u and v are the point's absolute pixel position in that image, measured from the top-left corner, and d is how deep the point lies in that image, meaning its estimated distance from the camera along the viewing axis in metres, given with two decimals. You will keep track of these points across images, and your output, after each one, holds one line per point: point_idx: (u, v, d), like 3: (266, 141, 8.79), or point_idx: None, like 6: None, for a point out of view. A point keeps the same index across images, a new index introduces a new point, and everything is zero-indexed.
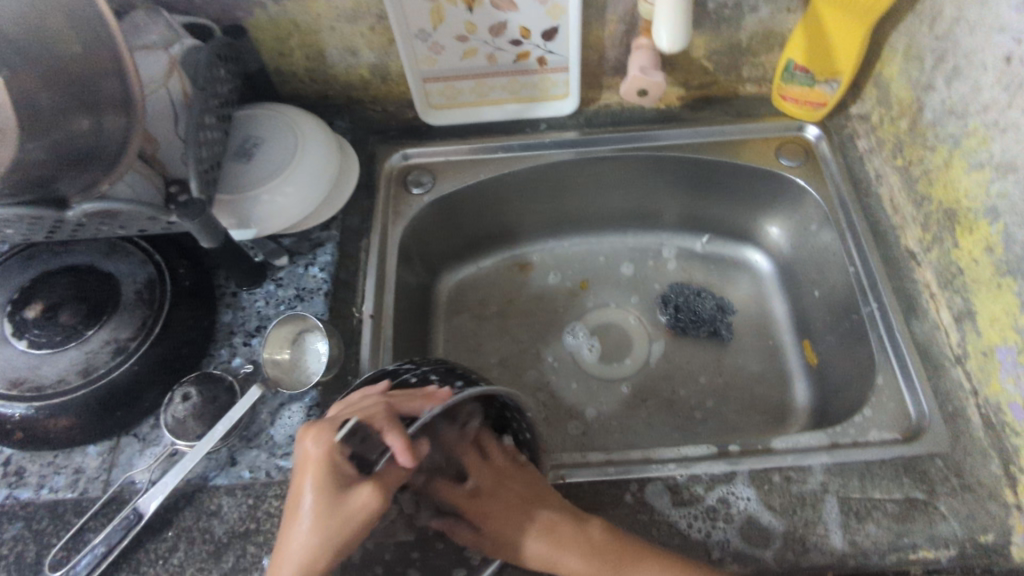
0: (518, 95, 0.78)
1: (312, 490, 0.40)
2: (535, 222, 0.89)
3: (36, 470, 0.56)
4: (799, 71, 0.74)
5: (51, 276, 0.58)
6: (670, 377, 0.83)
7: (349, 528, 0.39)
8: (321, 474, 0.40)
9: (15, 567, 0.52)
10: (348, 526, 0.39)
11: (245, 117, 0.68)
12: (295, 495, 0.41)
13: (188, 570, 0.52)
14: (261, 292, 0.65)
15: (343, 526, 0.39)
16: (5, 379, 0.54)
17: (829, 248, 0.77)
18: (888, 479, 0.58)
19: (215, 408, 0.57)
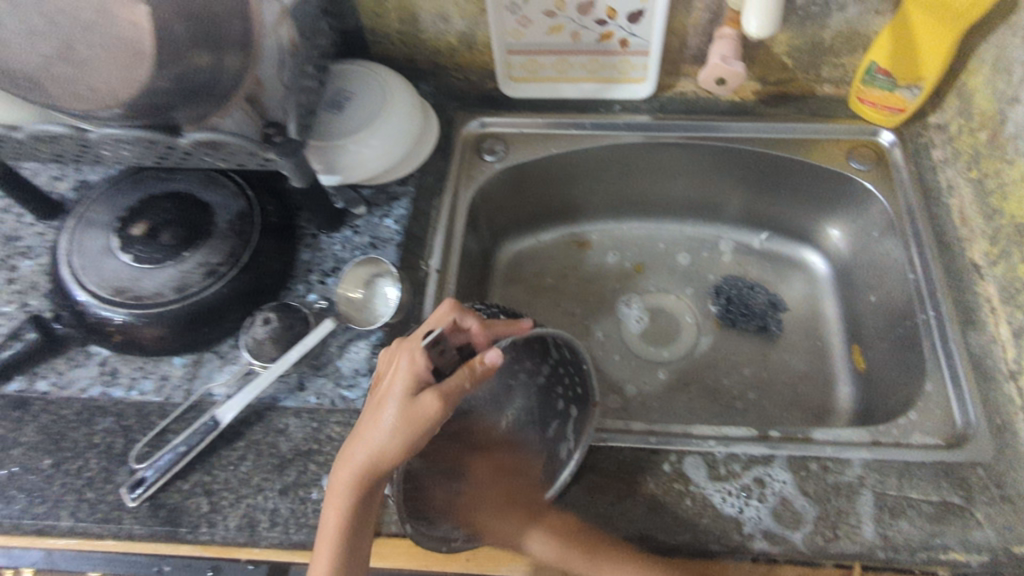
0: (596, 75, 0.81)
1: (392, 392, 0.47)
2: (597, 201, 0.91)
3: (128, 372, 0.62)
4: (881, 74, 0.74)
5: (155, 200, 0.63)
6: (714, 366, 0.84)
7: (415, 426, 0.45)
8: (406, 379, 0.47)
9: (106, 455, 0.58)
10: (415, 424, 0.46)
11: (338, 71, 0.72)
12: (380, 396, 0.48)
13: (256, 478, 0.57)
14: (339, 236, 0.70)
15: (409, 425, 0.46)
16: (110, 286, 0.59)
17: (890, 254, 0.77)
18: (926, 480, 0.59)
19: (290, 335, 0.61)
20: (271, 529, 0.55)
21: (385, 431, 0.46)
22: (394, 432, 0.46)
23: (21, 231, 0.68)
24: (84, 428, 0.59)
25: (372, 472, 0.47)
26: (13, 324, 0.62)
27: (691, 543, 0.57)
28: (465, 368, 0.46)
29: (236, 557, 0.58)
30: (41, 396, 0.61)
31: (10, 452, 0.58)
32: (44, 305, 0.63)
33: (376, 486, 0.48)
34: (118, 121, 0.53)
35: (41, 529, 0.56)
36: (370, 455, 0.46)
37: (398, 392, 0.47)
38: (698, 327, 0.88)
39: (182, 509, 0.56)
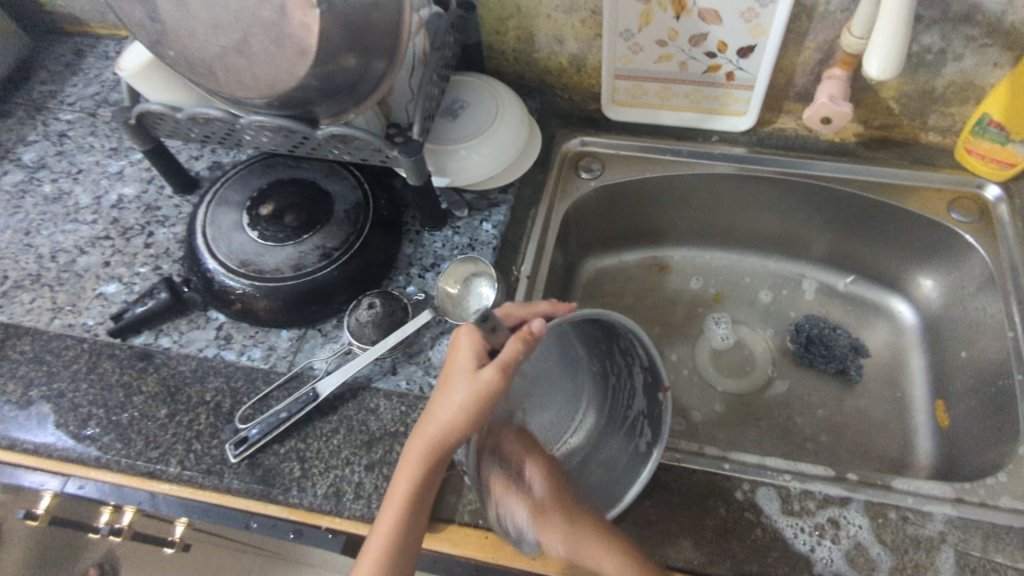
0: (698, 105, 0.83)
1: (459, 368, 0.50)
2: (683, 228, 0.93)
3: (240, 339, 0.67)
4: (993, 126, 0.73)
5: (283, 185, 0.70)
6: (788, 404, 0.83)
7: (479, 399, 0.48)
8: (468, 358, 0.50)
9: (214, 412, 0.63)
10: (478, 399, 0.48)
11: (457, 82, 0.77)
12: (448, 372, 0.51)
13: (344, 452, 0.61)
14: (440, 236, 0.74)
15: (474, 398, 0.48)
16: (237, 258, 0.65)
17: (988, 311, 0.75)
18: (1013, 546, 0.57)
19: (390, 321, 0.65)
20: (355, 501, 0.58)
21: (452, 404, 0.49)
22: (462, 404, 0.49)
23: (161, 200, 0.77)
24: (197, 384, 0.65)
25: (438, 445, 0.50)
26: (148, 284, 0.70)
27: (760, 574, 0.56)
28: (516, 340, 0.49)
29: (319, 523, 0.59)
30: (163, 350, 0.67)
31: (132, 397, 0.64)
32: (175, 271, 0.71)
33: (444, 458, 0.50)
34: (268, 108, 0.59)
35: (152, 472, 0.61)
36: (441, 428, 0.49)
37: (464, 364, 0.50)
38: (774, 363, 0.87)
39: (277, 470, 0.60)
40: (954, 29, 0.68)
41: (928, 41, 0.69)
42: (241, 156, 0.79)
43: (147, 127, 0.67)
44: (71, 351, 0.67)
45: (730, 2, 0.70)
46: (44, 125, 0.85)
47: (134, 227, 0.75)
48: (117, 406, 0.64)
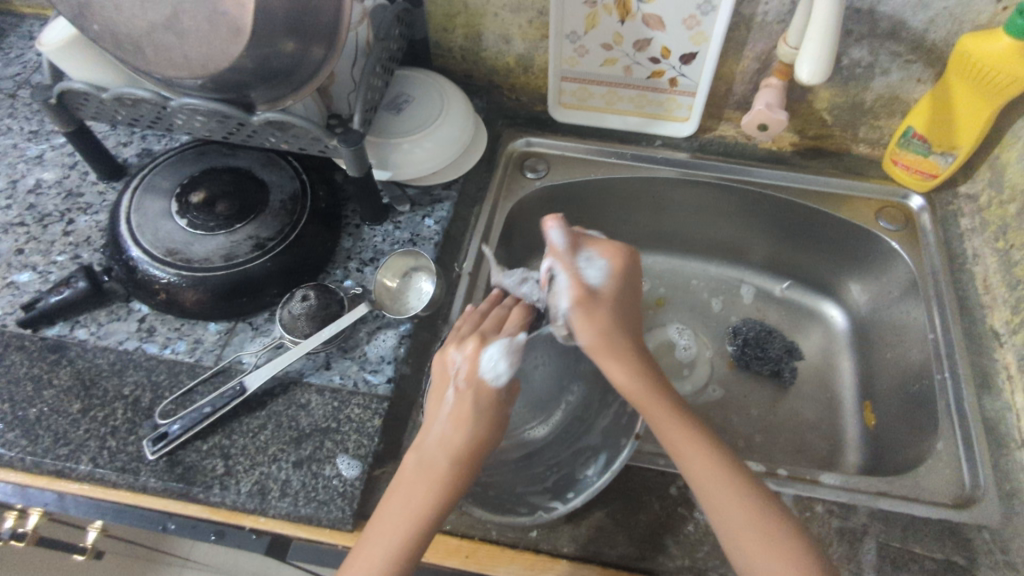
0: (642, 109, 0.84)
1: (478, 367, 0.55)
2: (626, 231, 0.94)
3: (164, 331, 0.64)
4: (916, 138, 0.77)
5: (216, 173, 0.67)
6: (726, 405, 0.85)
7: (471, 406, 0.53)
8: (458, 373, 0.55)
9: (131, 407, 0.60)
10: (478, 437, 0.52)
11: (403, 76, 0.77)
12: (433, 412, 0.54)
13: (271, 448, 0.58)
14: (381, 230, 0.72)
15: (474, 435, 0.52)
16: (164, 246, 0.62)
17: (912, 314, 0.78)
18: (931, 536, 0.59)
19: (325, 314, 0.63)
20: (281, 499, 0.56)
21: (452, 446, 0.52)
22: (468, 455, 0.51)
23: (84, 186, 0.73)
24: (115, 378, 0.61)
25: (443, 495, 0.50)
26: (65, 273, 0.66)
27: (690, 569, 0.56)
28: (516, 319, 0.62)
29: (243, 523, 0.58)
30: (79, 343, 0.63)
31: (42, 391, 0.60)
32: (96, 260, 0.68)
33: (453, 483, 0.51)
34: (199, 91, 0.56)
35: (60, 470, 0.57)
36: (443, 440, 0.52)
37: (448, 403, 0.53)
38: (711, 365, 0.88)
39: (198, 468, 0.57)
40: (881, 44, 0.70)
41: (858, 54, 0.72)
42: (173, 144, 0.76)
43: (69, 108, 0.63)
44: None
45: (673, 9, 0.71)
46: None
47: (54, 214, 0.71)
48: (23, 401, 0.60)
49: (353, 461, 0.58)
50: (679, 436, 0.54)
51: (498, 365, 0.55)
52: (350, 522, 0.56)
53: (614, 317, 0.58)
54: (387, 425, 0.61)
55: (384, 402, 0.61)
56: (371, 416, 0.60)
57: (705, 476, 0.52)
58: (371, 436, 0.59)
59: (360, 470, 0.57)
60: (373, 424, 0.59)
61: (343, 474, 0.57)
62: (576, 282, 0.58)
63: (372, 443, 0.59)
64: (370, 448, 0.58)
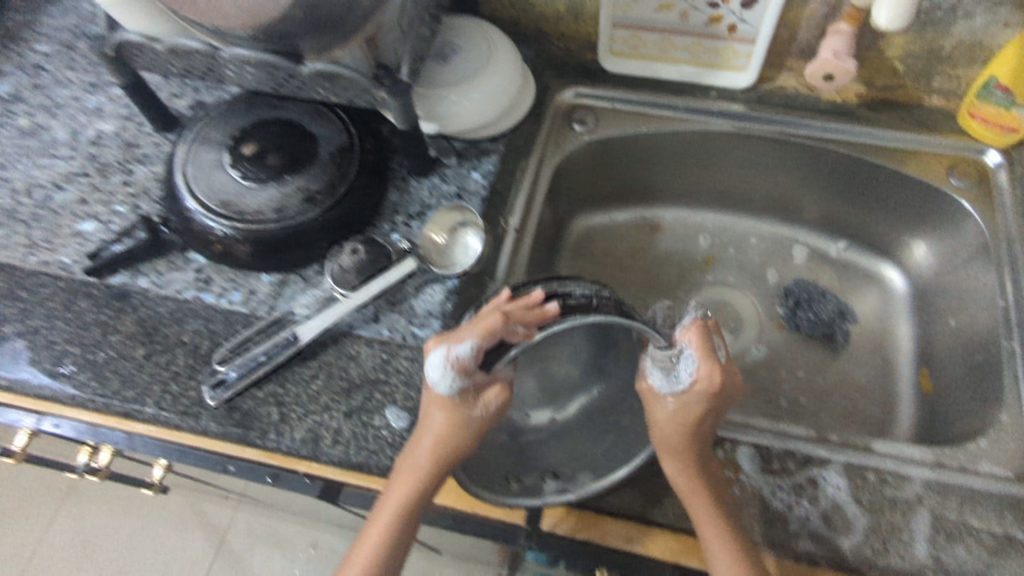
0: (698, 58, 0.81)
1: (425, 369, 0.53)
2: (675, 187, 0.91)
3: (219, 281, 0.66)
4: (999, 90, 0.71)
5: (266, 124, 0.67)
6: (772, 369, 0.83)
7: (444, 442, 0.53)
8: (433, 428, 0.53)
9: (193, 354, 0.62)
10: (443, 446, 0.53)
11: (449, 24, 0.75)
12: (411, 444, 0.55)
13: (323, 397, 0.60)
14: (427, 183, 0.72)
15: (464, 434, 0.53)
16: (217, 198, 0.63)
17: (979, 278, 0.74)
18: (991, 510, 0.58)
19: (373, 268, 0.64)
20: (333, 447, 0.58)
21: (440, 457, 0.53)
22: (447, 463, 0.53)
23: (140, 137, 0.75)
24: (175, 326, 0.63)
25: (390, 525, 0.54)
26: (126, 223, 0.69)
27: (735, 532, 0.57)
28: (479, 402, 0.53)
29: (298, 467, 0.60)
30: (141, 291, 0.65)
31: (109, 336, 0.63)
32: (154, 211, 0.70)
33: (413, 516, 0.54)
34: (251, 40, 0.56)
35: (128, 411, 0.60)
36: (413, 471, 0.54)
37: (433, 423, 0.53)
38: (759, 327, 0.87)
39: (255, 414, 0.60)
40: None
41: None
42: (224, 96, 0.77)
43: (126, 59, 0.64)
44: (45, 289, 0.66)
45: None
46: (19, 56, 0.82)
47: (112, 165, 0.73)
48: (93, 344, 0.63)
49: (401, 413, 0.59)
50: (704, 520, 0.54)
51: (449, 378, 0.52)
52: None
53: (719, 409, 0.57)
54: None
55: None
56: (419, 369, 0.61)
57: (700, 512, 0.54)
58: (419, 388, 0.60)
59: (408, 422, 0.59)
60: (421, 376, 0.61)
61: (392, 425, 0.59)
62: (707, 372, 0.55)
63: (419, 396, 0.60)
64: (418, 400, 0.60)
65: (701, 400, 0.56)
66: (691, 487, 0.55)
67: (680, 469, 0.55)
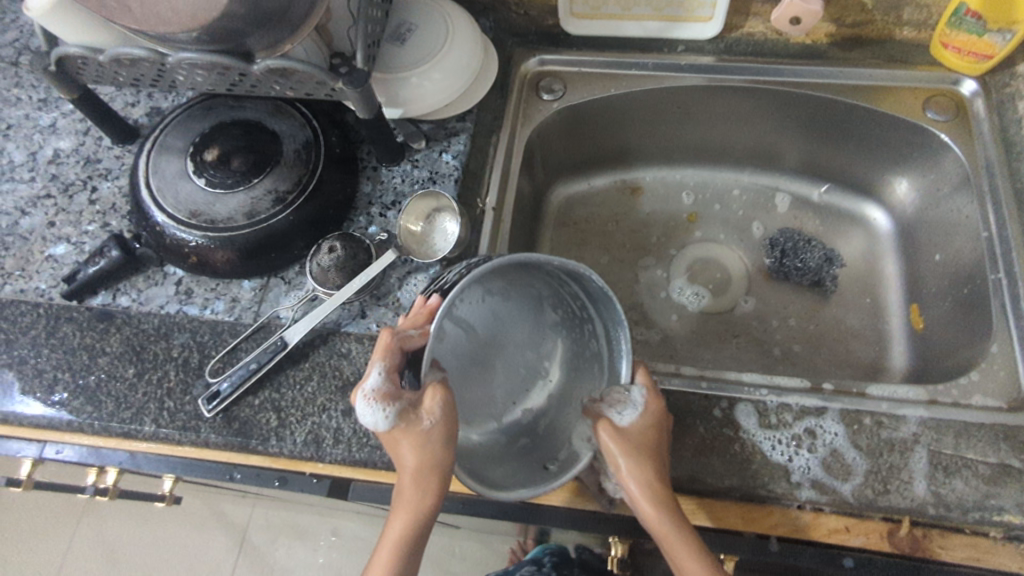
0: (661, 12, 0.79)
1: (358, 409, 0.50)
2: (651, 146, 0.90)
3: (201, 292, 0.65)
4: (970, 16, 0.69)
5: (228, 127, 0.66)
6: (765, 320, 0.84)
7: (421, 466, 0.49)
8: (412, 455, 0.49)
9: (183, 368, 0.61)
10: (426, 462, 0.49)
11: (401, 2, 0.72)
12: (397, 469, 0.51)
13: (319, 398, 0.60)
14: (399, 170, 0.70)
15: (429, 445, 0.49)
16: (186, 209, 0.62)
17: (962, 211, 0.74)
18: (985, 441, 0.59)
19: (354, 265, 0.62)
20: (335, 446, 0.58)
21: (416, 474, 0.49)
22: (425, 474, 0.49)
23: (101, 152, 0.73)
24: (162, 342, 0.63)
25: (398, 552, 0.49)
26: (98, 242, 0.67)
27: (739, 488, 0.58)
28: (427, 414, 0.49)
29: (304, 468, 0.60)
30: (123, 310, 0.64)
31: (97, 359, 0.62)
32: (125, 226, 0.68)
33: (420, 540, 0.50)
34: (196, 43, 0.54)
35: (127, 432, 0.60)
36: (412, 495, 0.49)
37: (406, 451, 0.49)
38: (748, 280, 0.87)
39: (253, 421, 0.59)
40: None
41: None
42: (180, 99, 0.74)
43: (71, 73, 0.61)
44: (26, 318, 0.65)
45: None
46: None
47: (77, 183, 0.71)
48: (82, 369, 0.62)
49: None
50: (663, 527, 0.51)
51: (381, 409, 0.49)
52: None
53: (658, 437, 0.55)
54: None
55: None
56: None
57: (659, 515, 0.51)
58: None
59: None
60: None
61: None
62: (654, 404, 0.54)
63: None
64: None
65: (655, 418, 0.54)
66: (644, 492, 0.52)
67: (635, 478, 0.52)
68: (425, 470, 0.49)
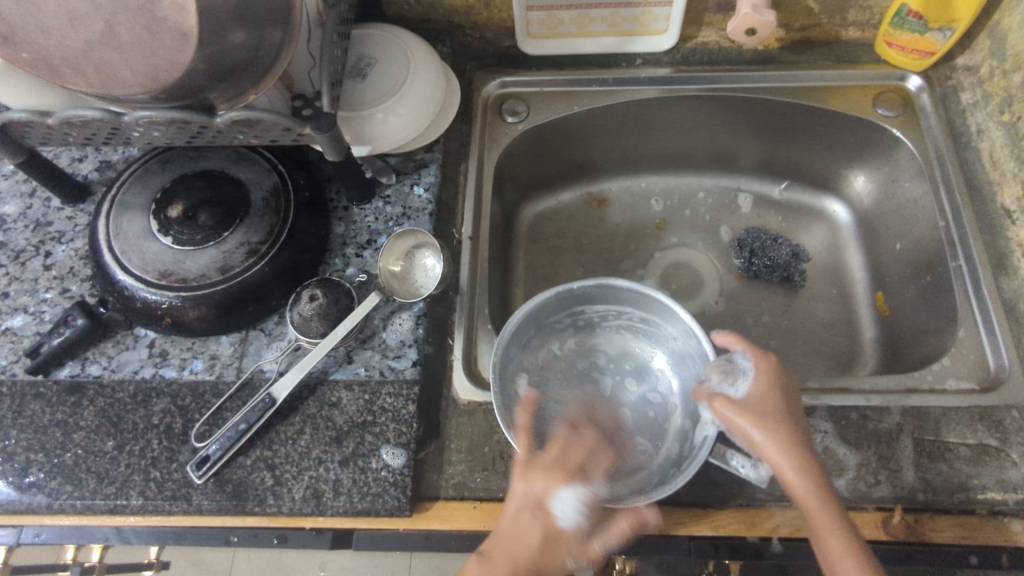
0: (617, 28, 0.80)
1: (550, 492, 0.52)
2: (615, 158, 0.91)
3: (177, 353, 0.63)
4: (911, 16, 0.73)
5: (190, 180, 0.63)
6: (740, 319, 0.85)
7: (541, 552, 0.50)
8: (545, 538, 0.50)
9: (166, 435, 0.59)
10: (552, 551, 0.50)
11: (358, 37, 0.71)
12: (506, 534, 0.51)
13: (314, 451, 0.59)
14: (371, 208, 0.69)
15: (562, 555, 0.51)
16: (155, 270, 0.59)
17: (918, 200, 0.77)
18: (963, 424, 0.61)
19: (337, 311, 0.61)
20: (336, 499, 0.57)
21: (522, 522, 0.51)
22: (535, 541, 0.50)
23: (51, 214, 0.69)
24: (141, 410, 0.60)
25: None
26: (60, 311, 0.64)
27: (740, 495, 0.59)
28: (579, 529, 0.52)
29: (304, 524, 0.59)
30: (94, 380, 0.62)
31: (71, 435, 0.59)
32: (87, 291, 0.65)
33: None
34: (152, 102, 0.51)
35: (113, 508, 0.57)
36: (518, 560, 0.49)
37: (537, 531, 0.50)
38: (721, 282, 0.88)
39: (247, 483, 0.58)
40: None
41: None
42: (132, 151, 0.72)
43: (14, 139, 0.58)
44: None
45: None
46: None
47: (28, 249, 0.68)
48: (57, 447, 0.59)
49: (397, 450, 0.58)
50: (801, 484, 0.48)
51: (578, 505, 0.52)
52: (408, 508, 0.57)
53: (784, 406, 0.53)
54: (421, 407, 0.61)
55: (414, 386, 0.61)
56: (405, 403, 0.60)
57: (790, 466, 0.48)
58: (409, 422, 0.59)
59: (406, 458, 0.58)
60: (408, 410, 0.60)
61: (390, 464, 0.58)
62: (763, 363, 0.53)
63: (411, 429, 0.59)
64: (411, 434, 0.59)
65: (774, 383, 0.52)
66: (771, 446, 0.49)
67: (760, 434, 0.49)
68: (545, 561, 0.50)
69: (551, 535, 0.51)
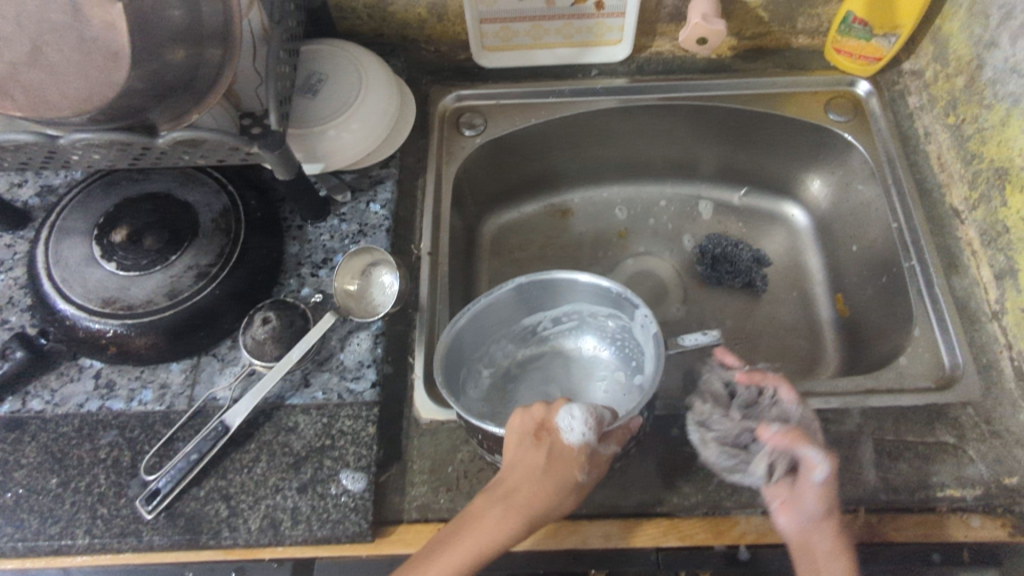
0: (571, 39, 0.80)
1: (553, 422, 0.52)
2: (576, 168, 0.91)
3: (125, 383, 0.60)
4: (857, 23, 0.74)
5: (134, 203, 0.61)
6: (704, 325, 0.85)
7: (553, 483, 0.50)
8: (558, 466, 0.50)
9: (113, 469, 0.57)
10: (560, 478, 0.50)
11: (306, 53, 0.69)
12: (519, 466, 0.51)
13: (271, 479, 0.57)
14: (326, 227, 0.68)
15: (571, 482, 0.51)
16: (98, 297, 0.57)
17: (871, 203, 0.78)
18: (922, 423, 0.62)
19: (291, 332, 0.60)
20: (294, 528, 0.55)
21: (524, 448, 0.52)
22: (539, 466, 0.50)
23: None
24: (87, 444, 0.58)
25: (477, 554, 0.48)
26: None
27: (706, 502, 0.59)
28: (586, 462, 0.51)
29: (261, 556, 0.57)
30: (36, 415, 0.59)
31: (12, 473, 0.57)
32: (28, 322, 0.63)
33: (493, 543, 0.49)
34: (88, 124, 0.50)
35: (57, 548, 0.55)
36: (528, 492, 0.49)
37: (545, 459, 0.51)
38: (684, 289, 0.88)
39: (200, 516, 0.55)
40: None
41: None
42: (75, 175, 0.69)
43: None
44: None
45: None
46: None
47: None
48: None
49: (357, 474, 0.57)
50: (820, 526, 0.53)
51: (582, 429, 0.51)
52: (369, 534, 0.55)
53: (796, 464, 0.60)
54: (381, 429, 0.60)
55: (373, 407, 0.59)
56: (364, 425, 0.59)
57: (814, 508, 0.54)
58: (369, 445, 0.58)
59: (367, 481, 0.57)
60: (368, 432, 0.58)
61: (351, 489, 0.56)
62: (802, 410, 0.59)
63: (372, 452, 0.58)
64: (371, 457, 0.57)
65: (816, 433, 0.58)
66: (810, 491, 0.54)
67: (816, 482, 0.54)
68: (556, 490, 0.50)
69: (559, 462, 0.51)
